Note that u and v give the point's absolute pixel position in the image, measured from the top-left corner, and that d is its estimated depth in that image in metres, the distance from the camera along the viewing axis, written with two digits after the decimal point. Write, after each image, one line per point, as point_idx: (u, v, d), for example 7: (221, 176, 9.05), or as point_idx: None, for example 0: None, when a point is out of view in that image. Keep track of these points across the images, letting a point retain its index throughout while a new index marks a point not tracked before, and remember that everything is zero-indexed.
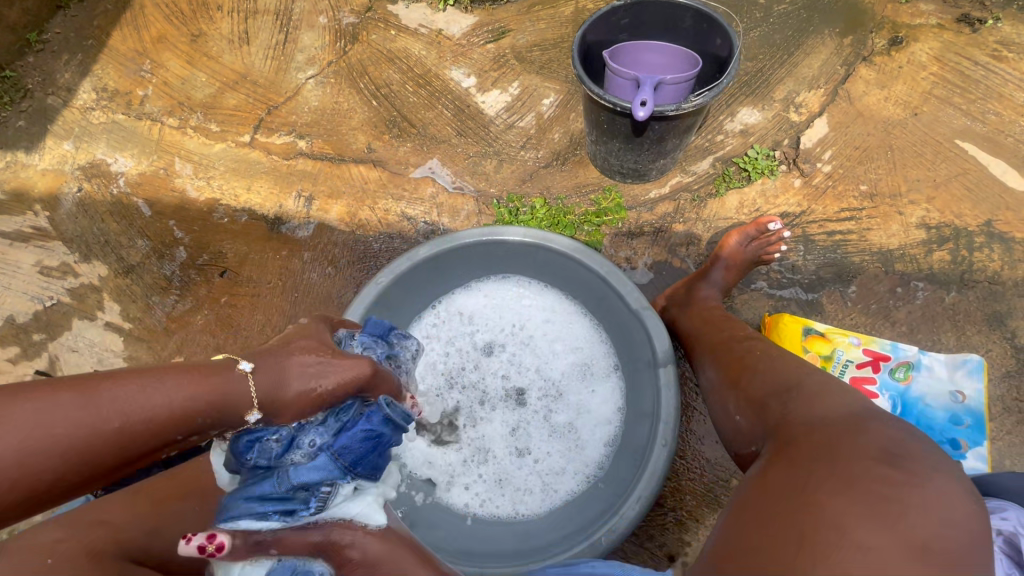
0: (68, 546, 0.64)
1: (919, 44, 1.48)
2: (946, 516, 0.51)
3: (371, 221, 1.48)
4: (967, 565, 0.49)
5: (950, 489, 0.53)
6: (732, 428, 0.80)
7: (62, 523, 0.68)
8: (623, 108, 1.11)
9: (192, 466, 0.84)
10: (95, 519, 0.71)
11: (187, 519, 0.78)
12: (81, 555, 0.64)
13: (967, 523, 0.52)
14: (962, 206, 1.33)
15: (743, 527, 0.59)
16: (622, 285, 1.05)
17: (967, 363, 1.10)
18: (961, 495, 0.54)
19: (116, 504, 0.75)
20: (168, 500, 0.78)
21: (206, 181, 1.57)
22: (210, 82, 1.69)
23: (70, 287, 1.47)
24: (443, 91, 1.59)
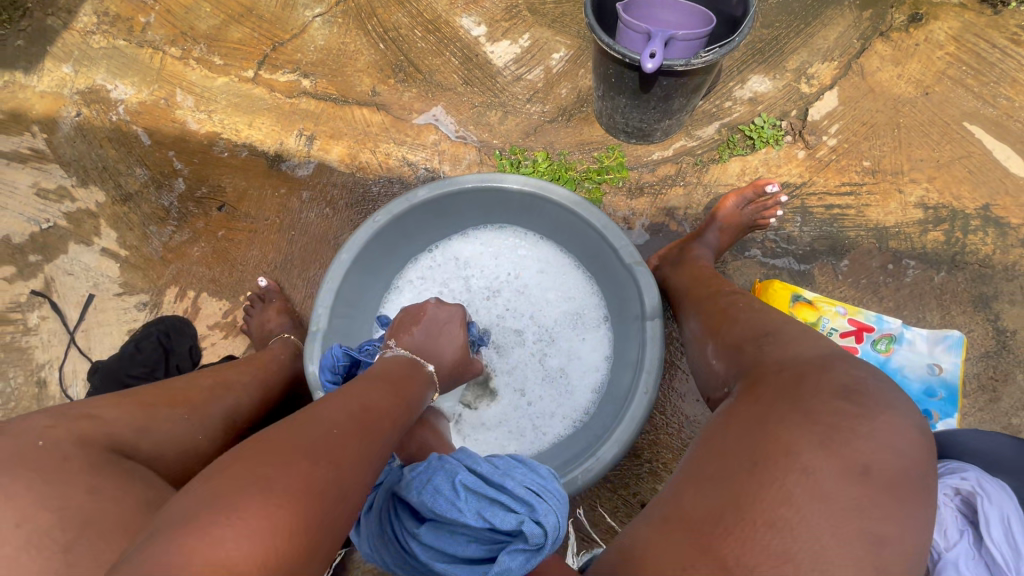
0: (58, 432, 0.68)
1: (939, 22, 1.45)
2: (888, 444, 0.55)
3: (371, 164, 1.47)
4: (906, 486, 0.53)
5: (898, 420, 0.57)
6: (710, 374, 0.82)
7: (55, 412, 0.72)
8: (632, 60, 1.10)
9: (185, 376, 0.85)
10: (88, 412, 0.74)
11: (174, 423, 0.81)
12: (69, 442, 0.68)
13: (909, 450, 0.55)
14: (962, 188, 1.33)
15: (703, 453, 0.63)
16: (617, 239, 1.06)
17: (947, 338, 1.12)
18: (911, 425, 0.57)
19: (108, 402, 0.77)
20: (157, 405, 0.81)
21: (208, 114, 1.55)
22: (214, 13, 1.64)
23: (67, 211, 1.47)
24: (452, 39, 1.56)
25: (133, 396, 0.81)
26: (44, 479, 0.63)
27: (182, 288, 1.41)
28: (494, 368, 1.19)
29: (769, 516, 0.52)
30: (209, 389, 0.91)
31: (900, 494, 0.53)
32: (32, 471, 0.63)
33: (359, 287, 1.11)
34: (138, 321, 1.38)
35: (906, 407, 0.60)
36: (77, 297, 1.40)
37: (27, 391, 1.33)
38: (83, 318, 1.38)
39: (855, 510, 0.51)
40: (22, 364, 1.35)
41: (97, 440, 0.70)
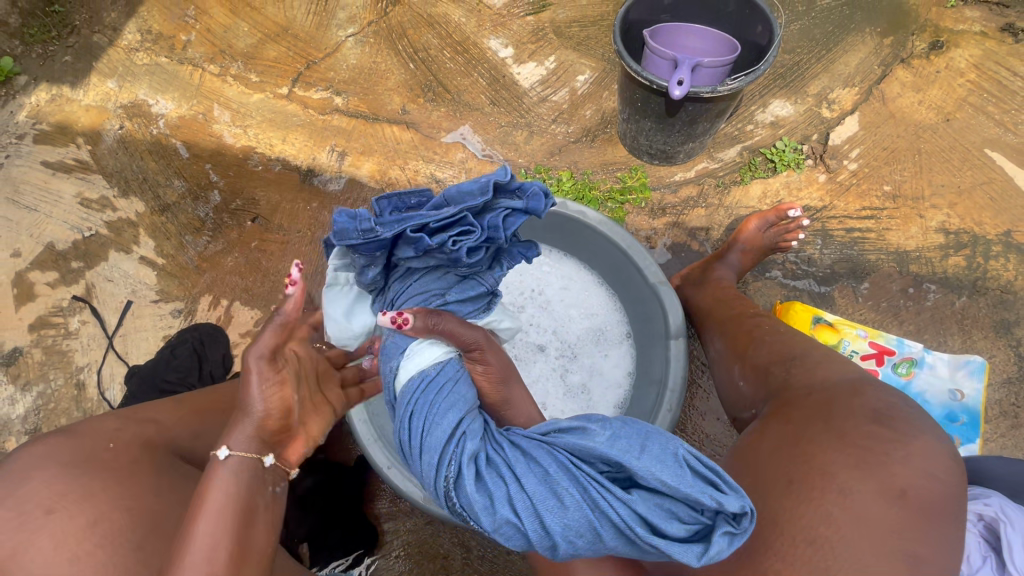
0: (124, 436, 0.73)
1: (960, 50, 1.47)
2: (924, 469, 0.58)
3: (400, 180, 1.52)
4: (942, 510, 0.56)
5: (932, 445, 0.60)
6: (736, 394, 0.85)
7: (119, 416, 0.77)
8: (659, 87, 1.14)
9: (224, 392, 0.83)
10: (148, 416, 0.78)
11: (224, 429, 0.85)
12: (133, 446, 0.73)
13: (944, 476, 0.58)
14: (983, 214, 1.34)
15: (737, 471, 0.66)
16: (642, 259, 1.09)
17: (969, 364, 1.13)
18: (944, 452, 0.60)
19: (164, 407, 0.82)
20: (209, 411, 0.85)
21: (243, 129, 1.61)
22: (252, 32, 1.71)
23: (108, 220, 1.53)
24: (480, 60, 1.61)
25: (186, 400, 0.85)
26: (115, 480, 0.68)
27: (216, 296, 1.46)
28: (518, 381, 1.22)
29: (808, 533, 0.56)
30: None
31: (936, 518, 0.56)
32: (103, 472, 0.68)
33: None
34: (174, 328, 1.44)
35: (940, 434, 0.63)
36: (116, 303, 1.46)
37: (66, 393, 1.38)
38: (122, 323, 1.44)
39: (894, 532, 0.54)
40: (63, 367, 1.40)
41: (157, 444, 0.75)
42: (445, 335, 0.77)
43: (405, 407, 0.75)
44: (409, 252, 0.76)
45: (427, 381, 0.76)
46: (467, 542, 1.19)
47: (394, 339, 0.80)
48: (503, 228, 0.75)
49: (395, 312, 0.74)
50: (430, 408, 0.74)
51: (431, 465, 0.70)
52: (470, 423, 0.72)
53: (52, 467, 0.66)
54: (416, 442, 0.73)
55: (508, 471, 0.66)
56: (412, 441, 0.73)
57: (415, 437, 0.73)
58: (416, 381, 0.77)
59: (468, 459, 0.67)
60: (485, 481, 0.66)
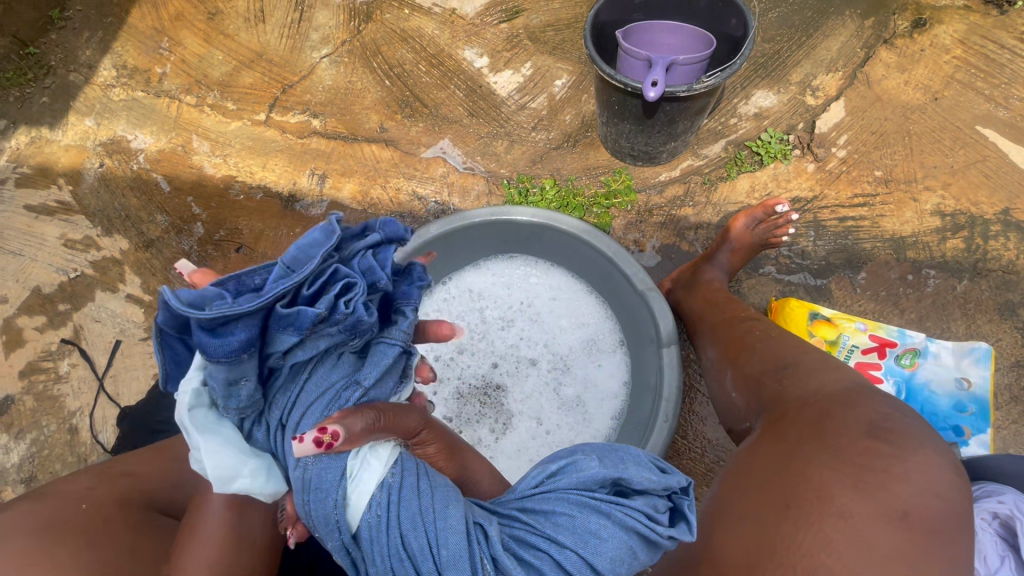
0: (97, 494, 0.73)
1: (944, 26, 1.44)
2: (927, 487, 0.55)
3: (382, 200, 1.50)
4: (950, 532, 0.53)
5: (934, 459, 0.57)
6: (729, 404, 0.82)
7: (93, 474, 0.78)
8: (634, 89, 1.11)
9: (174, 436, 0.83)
10: (124, 470, 0.79)
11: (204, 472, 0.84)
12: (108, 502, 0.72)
13: (949, 492, 0.55)
14: (979, 193, 1.31)
15: (734, 494, 0.64)
16: (628, 266, 1.06)
17: (974, 351, 1.09)
18: (946, 466, 0.57)
19: (141, 459, 0.83)
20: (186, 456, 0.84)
21: (223, 158, 1.60)
22: (226, 60, 1.70)
23: (93, 260, 1.52)
24: (455, 71, 1.59)
25: (164, 448, 0.86)
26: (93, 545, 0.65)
27: None
28: (513, 398, 1.19)
29: (807, 562, 0.53)
30: None
31: (942, 540, 0.52)
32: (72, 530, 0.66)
33: None
34: None
35: (943, 446, 0.60)
36: (104, 343, 1.45)
37: (59, 439, 1.37)
38: (111, 364, 1.42)
39: (898, 557, 0.51)
40: (54, 413, 1.39)
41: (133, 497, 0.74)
42: (386, 430, 0.68)
43: (387, 529, 0.62)
44: (288, 339, 0.66)
45: (396, 489, 0.64)
46: None
47: (319, 468, 0.64)
48: (378, 266, 0.74)
49: (318, 431, 0.62)
50: (422, 530, 0.62)
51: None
52: (467, 511, 0.65)
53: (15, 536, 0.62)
54: (428, 571, 0.61)
55: (542, 541, 0.63)
56: (420, 568, 0.61)
57: (423, 564, 0.61)
58: (380, 501, 0.63)
59: (500, 549, 0.62)
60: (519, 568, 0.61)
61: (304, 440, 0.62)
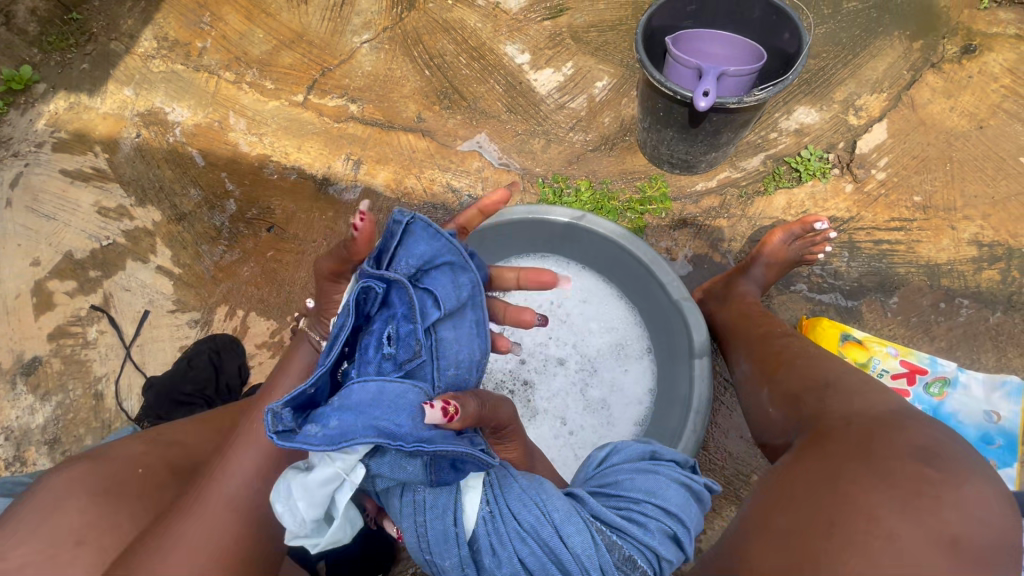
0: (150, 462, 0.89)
1: (993, 54, 1.42)
2: (974, 515, 0.55)
3: (415, 190, 1.50)
4: (996, 560, 0.54)
5: (982, 488, 0.57)
6: (765, 420, 0.83)
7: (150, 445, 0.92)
8: (684, 97, 1.10)
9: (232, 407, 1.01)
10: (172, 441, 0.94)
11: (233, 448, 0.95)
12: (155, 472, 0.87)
13: (996, 523, 0.55)
14: (1018, 226, 1.29)
15: (773, 509, 0.65)
16: (665, 274, 1.06)
17: (1006, 385, 1.09)
18: (994, 497, 0.57)
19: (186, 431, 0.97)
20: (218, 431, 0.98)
21: (258, 137, 1.60)
22: (267, 39, 1.70)
23: (125, 229, 1.53)
24: (496, 66, 1.59)
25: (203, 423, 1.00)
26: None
27: (232, 307, 1.45)
28: (538, 396, 1.20)
29: None
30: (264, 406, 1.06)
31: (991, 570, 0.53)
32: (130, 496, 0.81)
33: None
34: (190, 338, 1.43)
35: (992, 477, 0.60)
36: (133, 313, 1.46)
37: (84, 404, 1.39)
38: (139, 334, 1.44)
39: None
40: (81, 377, 1.41)
41: None
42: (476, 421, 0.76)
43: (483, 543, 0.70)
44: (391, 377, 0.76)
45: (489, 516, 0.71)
46: None
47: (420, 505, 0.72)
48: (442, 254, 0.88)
49: (447, 402, 0.68)
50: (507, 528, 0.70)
51: (585, 550, 0.68)
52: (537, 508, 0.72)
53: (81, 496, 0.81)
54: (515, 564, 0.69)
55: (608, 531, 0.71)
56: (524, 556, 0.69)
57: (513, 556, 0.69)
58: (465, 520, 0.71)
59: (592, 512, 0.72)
60: (595, 538, 0.69)
61: (435, 405, 0.68)
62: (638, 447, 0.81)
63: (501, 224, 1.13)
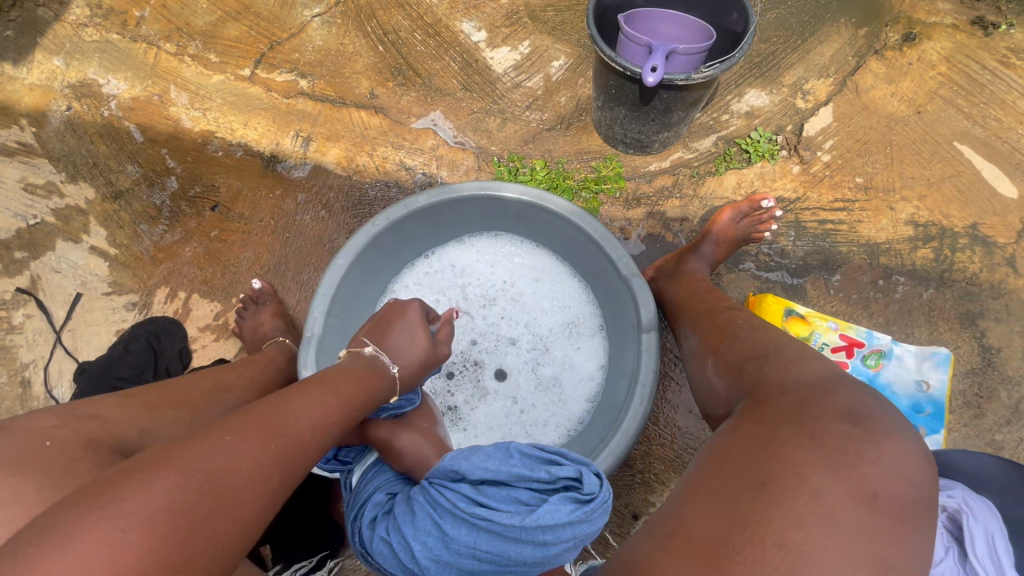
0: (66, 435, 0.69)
1: (932, 42, 1.46)
2: (893, 470, 0.58)
3: (368, 167, 1.46)
4: (913, 514, 0.56)
5: (903, 445, 0.60)
6: (709, 388, 0.84)
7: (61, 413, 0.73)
8: (633, 74, 1.11)
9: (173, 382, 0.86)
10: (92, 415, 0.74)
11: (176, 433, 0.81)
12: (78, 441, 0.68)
13: (914, 477, 0.58)
14: (951, 207, 1.35)
15: (709, 470, 0.65)
16: (615, 251, 1.06)
17: (935, 355, 1.14)
18: (914, 453, 0.60)
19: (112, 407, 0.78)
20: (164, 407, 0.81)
21: (202, 112, 1.53)
22: (211, 10, 1.62)
23: (54, 207, 1.44)
24: (451, 43, 1.55)
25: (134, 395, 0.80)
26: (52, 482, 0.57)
27: (173, 289, 1.39)
28: (490, 373, 1.19)
29: (778, 536, 0.53)
30: (210, 391, 0.89)
31: (907, 522, 0.55)
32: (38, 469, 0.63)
33: (351, 296, 1.12)
34: (128, 322, 1.36)
35: (912, 436, 0.63)
36: (65, 295, 1.38)
37: (11, 391, 1.31)
38: (70, 317, 1.36)
39: (865, 534, 0.53)
40: (8, 363, 1.33)
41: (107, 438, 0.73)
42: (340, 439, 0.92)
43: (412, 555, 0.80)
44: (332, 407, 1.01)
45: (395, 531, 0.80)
46: None
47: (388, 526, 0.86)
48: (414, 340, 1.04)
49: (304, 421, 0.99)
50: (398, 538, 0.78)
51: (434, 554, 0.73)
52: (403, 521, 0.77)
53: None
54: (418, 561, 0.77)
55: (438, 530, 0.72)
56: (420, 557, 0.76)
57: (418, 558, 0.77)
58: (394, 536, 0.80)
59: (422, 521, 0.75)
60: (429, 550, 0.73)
61: None
62: (449, 467, 0.79)
63: (452, 201, 1.11)
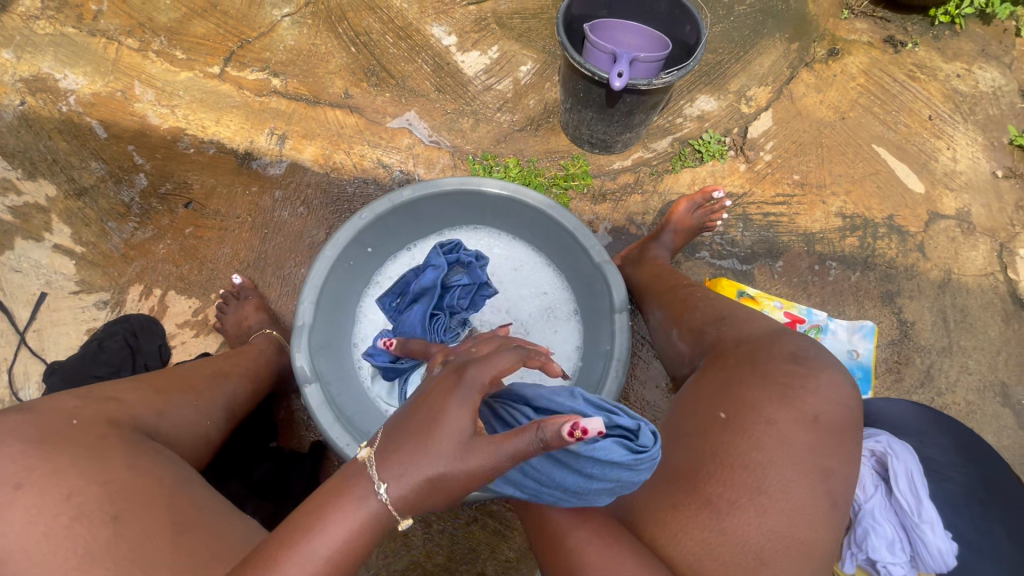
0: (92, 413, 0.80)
1: (852, 57, 1.66)
2: (829, 397, 0.72)
3: (345, 165, 1.50)
4: (843, 430, 0.71)
5: (835, 377, 0.74)
6: (675, 352, 0.95)
7: (83, 395, 0.83)
8: (600, 78, 1.21)
9: (183, 370, 0.97)
10: (110, 396, 0.84)
11: (185, 412, 0.90)
12: (100, 422, 0.79)
13: (845, 402, 0.73)
14: (872, 201, 1.54)
15: (682, 413, 0.77)
16: (589, 240, 1.16)
17: (862, 328, 1.34)
18: (843, 382, 0.75)
19: (129, 388, 0.87)
20: (170, 390, 0.91)
21: (170, 108, 1.51)
22: (175, 6, 1.59)
23: (11, 205, 1.39)
24: (423, 47, 1.61)
25: (145, 381, 0.90)
26: (84, 454, 0.74)
27: (147, 286, 1.37)
28: None
29: (742, 459, 0.68)
30: (209, 377, 1.00)
31: (840, 437, 0.70)
32: (74, 448, 0.74)
33: (338, 287, 1.16)
34: (99, 321, 1.34)
35: (841, 369, 0.78)
36: (28, 295, 1.34)
37: None
38: (36, 317, 1.33)
39: (810, 450, 0.68)
40: None
41: (122, 419, 0.81)
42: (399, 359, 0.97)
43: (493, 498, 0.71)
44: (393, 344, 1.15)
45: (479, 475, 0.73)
46: (427, 518, 1.23)
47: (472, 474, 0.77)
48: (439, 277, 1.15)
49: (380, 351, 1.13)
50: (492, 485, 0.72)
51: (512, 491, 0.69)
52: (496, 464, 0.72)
53: (18, 445, 0.72)
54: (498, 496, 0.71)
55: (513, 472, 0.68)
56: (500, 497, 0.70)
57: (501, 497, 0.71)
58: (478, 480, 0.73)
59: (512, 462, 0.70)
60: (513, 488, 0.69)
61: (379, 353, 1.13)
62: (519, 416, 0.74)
63: (435, 196, 1.17)
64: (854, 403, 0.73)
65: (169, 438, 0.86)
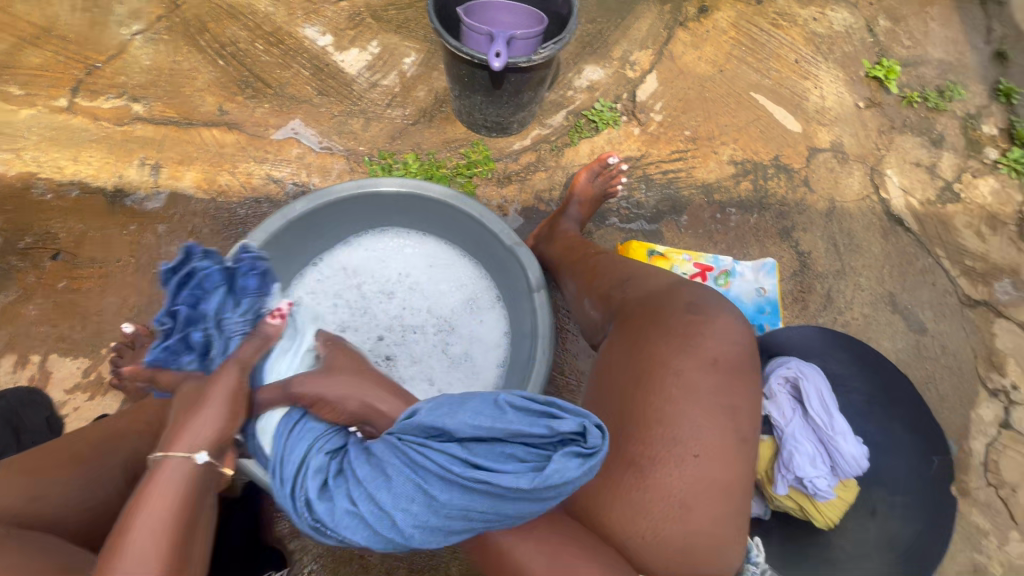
0: None
1: (720, 12, 1.74)
2: (725, 337, 0.76)
3: (232, 186, 1.40)
4: (741, 365, 0.76)
5: (729, 316, 0.79)
6: (587, 320, 0.97)
7: None
8: (479, 60, 1.20)
9: (64, 441, 0.90)
10: None
11: (66, 488, 0.83)
12: None
13: (740, 338, 0.78)
14: (758, 145, 1.64)
15: (598, 381, 0.79)
16: (494, 224, 1.15)
17: (765, 266, 1.42)
18: (737, 320, 0.79)
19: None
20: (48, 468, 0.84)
21: (15, 152, 1.34)
22: (1, 37, 1.42)
23: None
24: (297, 50, 1.53)
25: (18, 462, 0.84)
26: None
27: (23, 354, 1.23)
28: (403, 362, 1.23)
29: (656, 415, 0.71)
30: (103, 441, 0.92)
31: (739, 372, 0.75)
32: None
33: None
34: None
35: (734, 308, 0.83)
36: None
37: None
38: None
39: (714, 391, 0.72)
40: None
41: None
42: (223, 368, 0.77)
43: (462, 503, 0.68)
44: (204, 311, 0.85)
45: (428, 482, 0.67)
46: None
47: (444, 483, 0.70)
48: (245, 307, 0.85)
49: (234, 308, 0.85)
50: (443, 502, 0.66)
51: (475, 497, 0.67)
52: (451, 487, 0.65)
53: None
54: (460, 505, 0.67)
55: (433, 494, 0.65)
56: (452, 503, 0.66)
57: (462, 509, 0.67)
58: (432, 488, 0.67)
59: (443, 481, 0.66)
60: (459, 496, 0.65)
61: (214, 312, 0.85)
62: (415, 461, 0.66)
63: (330, 205, 1.12)
64: (749, 337, 0.78)
65: (45, 523, 0.79)
